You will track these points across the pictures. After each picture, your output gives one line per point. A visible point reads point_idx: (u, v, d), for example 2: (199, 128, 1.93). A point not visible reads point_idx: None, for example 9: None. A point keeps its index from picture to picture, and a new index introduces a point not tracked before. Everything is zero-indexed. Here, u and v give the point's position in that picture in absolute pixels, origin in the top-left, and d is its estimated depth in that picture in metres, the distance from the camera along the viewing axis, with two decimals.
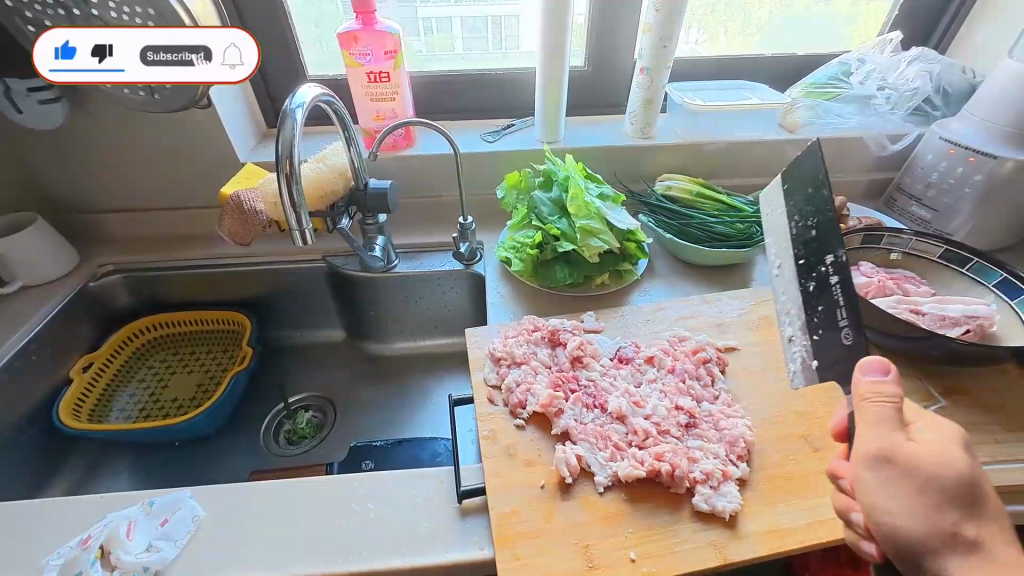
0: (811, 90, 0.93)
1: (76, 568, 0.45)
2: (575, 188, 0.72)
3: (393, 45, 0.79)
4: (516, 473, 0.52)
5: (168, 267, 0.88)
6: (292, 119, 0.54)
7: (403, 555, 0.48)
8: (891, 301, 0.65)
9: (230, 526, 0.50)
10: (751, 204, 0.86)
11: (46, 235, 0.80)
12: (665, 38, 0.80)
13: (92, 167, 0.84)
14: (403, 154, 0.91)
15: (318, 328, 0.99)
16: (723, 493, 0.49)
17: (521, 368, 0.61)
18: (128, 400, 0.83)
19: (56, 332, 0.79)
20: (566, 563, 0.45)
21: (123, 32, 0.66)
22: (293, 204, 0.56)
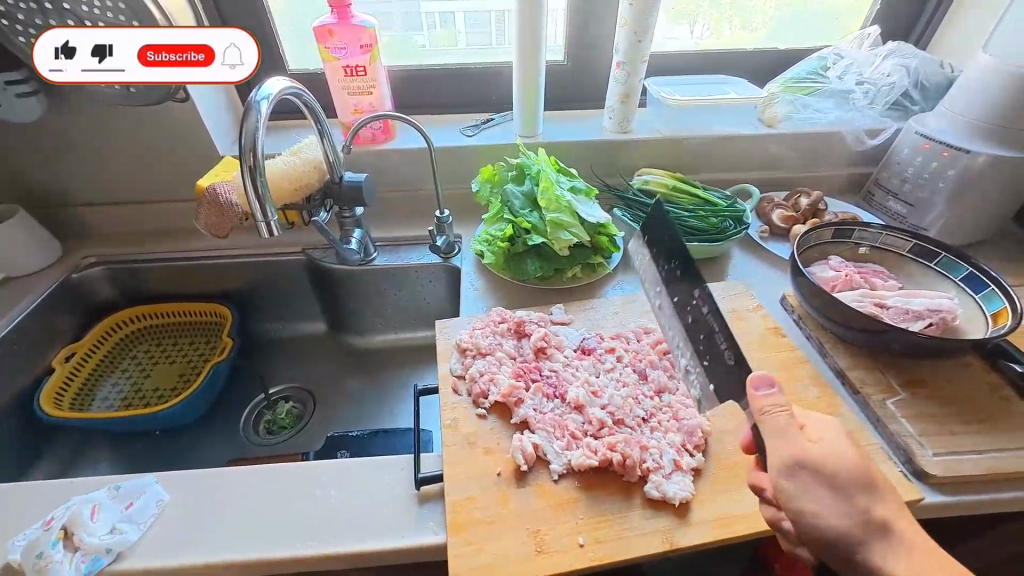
0: (789, 85, 0.93)
1: (38, 549, 0.46)
2: (545, 181, 0.72)
3: (369, 39, 0.79)
4: (475, 460, 0.53)
5: (151, 259, 0.90)
6: (257, 110, 0.55)
7: (360, 539, 0.49)
8: (856, 295, 0.66)
9: (194, 512, 0.51)
10: (727, 198, 0.87)
11: (27, 228, 0.81)
12: (641, 32, 0.80)
13: (73, 161, 0.85)
14: (381, 148, 0.91)
15: (300, 321, 1.00)
16: (674, 480, 0.50)
17: (486, 359, 0.61)
18: (110, 390, 0.84)
19: (38, 323, 0.80)
20: (515, 550, 0.45)
21: (121, 32, 0.69)
22: (258, 197, 0.56)
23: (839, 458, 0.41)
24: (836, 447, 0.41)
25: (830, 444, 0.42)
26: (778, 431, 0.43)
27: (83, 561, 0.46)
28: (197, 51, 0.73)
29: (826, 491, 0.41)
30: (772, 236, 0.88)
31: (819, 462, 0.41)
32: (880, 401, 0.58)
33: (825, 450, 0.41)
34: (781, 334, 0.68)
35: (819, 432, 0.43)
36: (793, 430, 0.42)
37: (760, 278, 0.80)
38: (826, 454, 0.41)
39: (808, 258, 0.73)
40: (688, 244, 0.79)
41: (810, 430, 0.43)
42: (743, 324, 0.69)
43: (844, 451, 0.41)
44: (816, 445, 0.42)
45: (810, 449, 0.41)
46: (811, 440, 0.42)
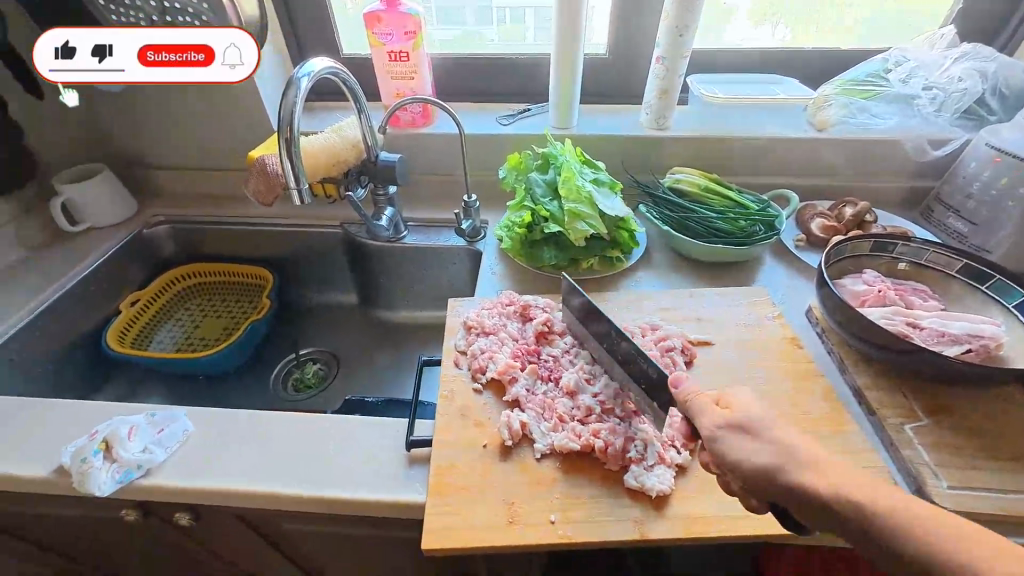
0: (848, 87, 0.87)
1: (83, 454, 0.54)
2: (568, 171, 0.73)
3: (413, 26, 0.83)
4: (464, 431, 0.55)
5: (208, 222, 0.99)
6: (296, 88, 0.60)
7: (351, 488, 0.53)
8: (887, 311, 0.62)
9: (213, 445, 0.57)
10: (761, 202, 0.84)
11: (109, 186, 0.92)
12: (683, 26, 0.78)
13: (152, 129, 0.96)
14: (419, 132, 0.95)
15: (333, 290, 1.06)
16: (654, 473, 0.49)
17: (489, 338, 0.64)
18: (165, 335, 0.94)
19: (111, 270, 0.91)
20: (488, 518, 0.47)
21: (121, 34, 0.74)
22: (290, 167, 0.61)
23: (756, 418, 0.42)
24: (753, 413, 0.42)
25: (748, 408, 0.43)
26: (698, 411, 0.45)
27: (118, 472, 0.53)
28: (197, 51, 0.76)
29: (759, 441, 0.40)
30: (810, 245, 0.83)
31: (737, 425, 0.42)
32: (897, 425, 0.55)
33: (741, 415, 0.43)
34: (798, 345, 0.65)
35: (739, 399, 0.44)
36: (708, 405, 0.44)
37: (788, 288, 0.76)
38: (743, 419, 0.42)
39: (839, 269, 0.69)
40: (712, 245, 0.77)
41: (727, 401, 0.44)
42: (759, 331, 0.66)
43: (760, 414, 0.42)
44: (731, 413, 0.43)
45: (724, 416, 0.43)
46: (728, 409, 0.43)
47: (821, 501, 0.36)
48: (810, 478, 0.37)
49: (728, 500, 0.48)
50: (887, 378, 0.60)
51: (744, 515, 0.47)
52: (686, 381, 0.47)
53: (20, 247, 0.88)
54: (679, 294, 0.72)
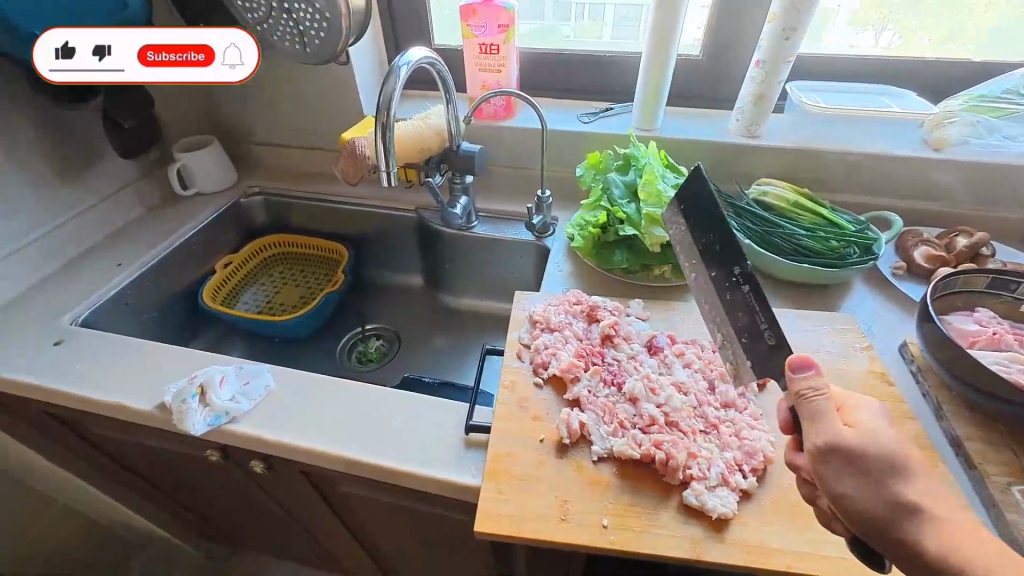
0: (976, 103, 0.78)
1: (183, 395, 0.60)
2: (650, 174, 0.71)
3: (506, 20, 0.84)
4: (523, 423, 0.55)
5: (297, 196, 1.06)
6: (396, 75, 0.63)
7: (410, 462, 0.55)
8: (1001, 357, 0.55)
9: (289, 404, 0.62)
10: (857, 223, 0.77)
11: (217, 157, 1.01)
12: (790, 29, 0.74)
13: (257, 108, 1.04)
14: (499, 125, 0.96)
15: (401, 272, 1.11)
16: (716, 494, 0.48)
17: (553, 334, 0.64)
18: (250, 297, 1.02)
19: (211, 233, 1.00)
20: (540, 512, 0.48)
21: (124, 34, 0.76)
22: (384, 151, 0.64)
23: (885, 450, 0.38)
24: (884, 441, 0.38)
25: (877, 436, 0.38)
26: (818, 417, 0.40)
27: (209, 416, 0.59)
28: (197, 51, 0.83)
29: (864, 484, 0.38)
30: (909, 275, 0.76)
31: (865, 453, 0.38)
32: (1003, 484, 0.49)
33: (869, 439, 0.38)
34: (888, 381, 0.59)
35: (868, 422, 0.39)
36: (833, 417, 0.39)
37: (881, 319, 0.70)
38: (873, 445, 0.38)
39: (944, 305, 0.63)
40: (798, 264, 0.73)
41: (853, 418, 0.40)
42: (843, 361, 0.62)
43: (889, 444, 0.38)
44: (858, 433, 0.38)
45: (851, 436, 0.38)
46: (855, 428, 0.39)
47: (933, 561, 0.36)
48: (932, 534, 0.36)
49: (796, 534, 0.45)
50: (994, 431, 0.53)
51: (812, 554, 0.44)
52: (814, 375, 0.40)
53: (140, 205, 0.99)
54: None
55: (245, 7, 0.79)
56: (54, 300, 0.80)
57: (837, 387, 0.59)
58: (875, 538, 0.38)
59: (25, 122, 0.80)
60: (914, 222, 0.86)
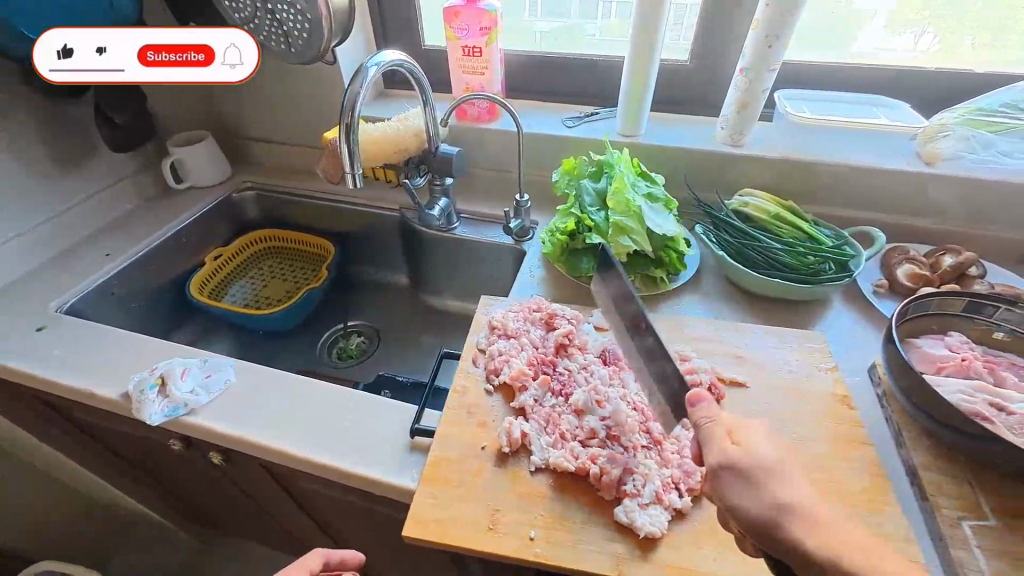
0: (973, 116, 0.75)
1: (145, 385, 0.62)
2: (619, 182, 0.70)
3: (489, 23, 0.84)
4: (468, 429, 0.55)
5: (287, 192, 1.08)
6: (363, 75, 0.64)
7: (354, 462, 0.56)
8: (967, 386, 0.53)
9: (247, 398, 0.63)
10: (837, 238, 0.75)
11: (210, 152, 1.04)
12: (773, 36, 0.72)
13: (252, 105, 1.07)
14: (483, 127, 0.96)
15: (387, 270, 1.12)
16: (647, 512, 0.47)
17: (509, 341, 0.63)
18: (238, 290, 1.04)
19: (202, 226, 1.03)
20: (470, 519, 0.48)
21: (123, 36, 0.79)
22: (347, 152, 0.65)
23: (762, 463, 0.40)
24: (764, 456, 0.41)
25: (759, 452, 0.41)
26: (705, 438, 0.43)
27: (167, 406, 0.61)
28: (197, 51, 0.85)
29: (749, 490, 0.40)
30: (891, 293, 0.73)
31: (742, 466, 0.41)
32: (953, 518, 0.47)
33: (751, 455, 0.41)
34: (850, 405, 0.57)
35: (752, 439, 0.42)
36: (719, 437, 0.42)
37: (854, 338, 0.68)
38: (752, 459, 0.41)
39: (916, 327, 0.60)
40: (770, 279, 0.71)
41: (741, 437, 0.42)
42: (805, 381, 0.60)
43: (769, 459, 0.41)
44: (742, 450, 0.41)
45: (733, 452, 0.41)
46: (740, 446, 0.41)
47: (813, 562, 0.38)
48: (809, 533, 0.38)
49: (724, 559, 0.44)
50: (953, 462, 0.51)
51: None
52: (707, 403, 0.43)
53: (136, 197, 1.02)
54: (722, 326, 0.67)
55: (232, 7, 0.81)
56: (44, 287, 0.84)
57: (794, 407, 0.57)
58: (767, 546, 0.39)
59: (24, 116, 0.83)
60: (904, 238, 0.83)
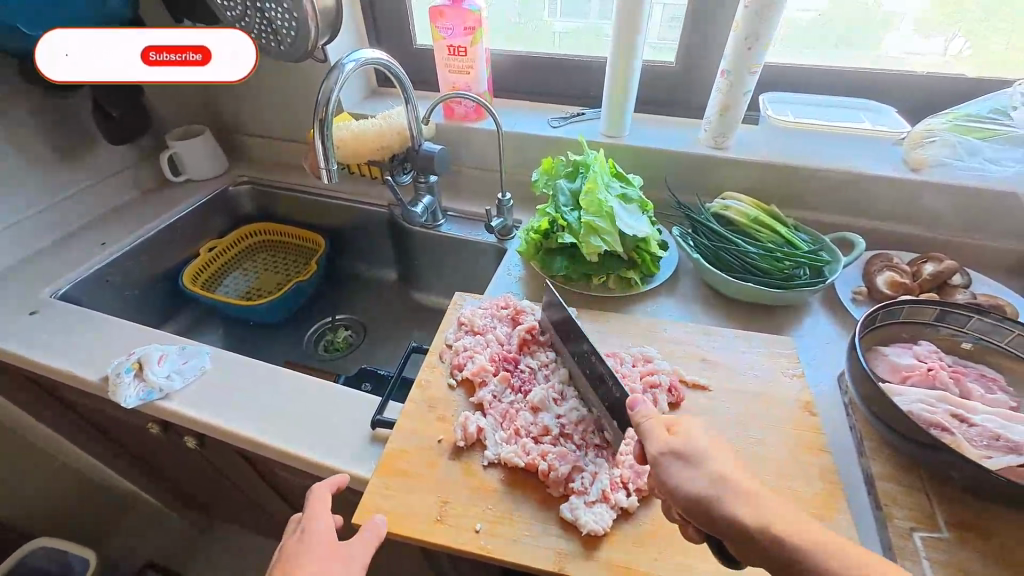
0: (960, 122, 0.73)
1: (123, 370, 0.65)
2: (592, 182, 0.70)
3: (473, 22, 0.85)
4: (425, 422, 0.56)
5: (280, 187, 1.11)
6: (339, 72, 0.66)
7: (316, 451, 0.57)
8: (929, 396, 0.52)
9: (219, 385, 0.65)
10: (815, 243, 0.74)
11: (206, 146, 1.07)
12: (752, 38, 0.71)
13: (247, 101, 1.09)
14: (469, 126, 0.97)
15: (376, 266, 1.14)
16: (592, 510, 0.47)
17: (475, 337, 0.64)
18: (230, 282, 1.07)
19: (197, 219, 1.05)
20: (419, 510, 0.49)
21: (124, 37, 0.82)
22: (322, 147, 0.67)
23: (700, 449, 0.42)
24: (700, 443, 0.42)
25: (696, 440, 0.42)
26: (645, 434, 0.44)
27: (142, 391, 0.63)
28: (196, 51, 0.86)
29: (719, 474, 0.39)
30: (869, 300, 0.72)
31: (684, 454, 0.42)
32: (904, 529, 0.46)
33: (691, 445, 0.42)
34: (812, 412, 0.57)
35: (690, 430, 0.44)
36: (657, 430, 0.44)
37: (827, 346, 0.67)
38: (693, 448, 0.42)
39: (886, 336, 0.59)
40: (743, 283, 0.70)
41: (679, 428, 0.44)
42: (768, 386, 0.59)
43: (706, 447, 0.42)
44: (682, 440, 0.42)
45: (672, 441, 0.42)
46: (678, 435, 0.43)
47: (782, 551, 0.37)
48: (771, 519, 0.37)
49: (665, 559, 0.44)
50: (911, 473, 0.50)
51: None
52: None
53: (134, 188, 1.06)
54: (691, 328, 0.67)
55: (224, 6, 0.83)
56: (40, 273, 0.87)
57: (754, 412, 0.57)
58: (739, 543, 0.38)
59: (23, 108, 0.87)
60: (889, 245, 0.81)
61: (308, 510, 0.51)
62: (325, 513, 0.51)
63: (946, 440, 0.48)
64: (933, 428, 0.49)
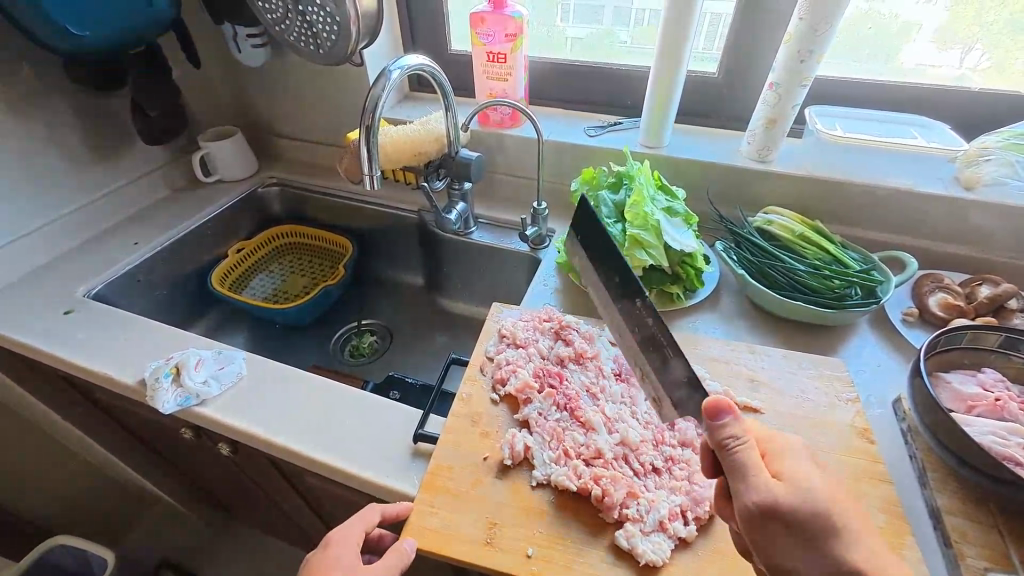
0: (1015, 141, 0.71)
1: (160, 374, 0.64)
2: (638, 194, 0.70)
3: (514, 29, 0.84)
4: (470, 438, 0.54)
5: (310, 190, 1.10)
6: (386, 78, 0.65)
7: (358, 464, 0.56)
8: (1000, 427, 0.50)
9: (257, 392, 0.64)
10: (865, 262, 0.72)
11: (238, 147, 1.06)
12: (805, 50, 0.70)
13: (280, 104, 1.09)
14: (504, 132, 0.96)
15: (402, 271, 1.13)
16: (649, 538, 0.46)
17: (517, 350, 0.63)
18: (257, 283, 1.06)
19: (226, 219, 1.05)
20: (465, 530, 0.47)
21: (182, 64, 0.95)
22: (367, 153, 0.67)
23: (814, 497, 0.39)
24: (810, 487, 0.39)
25: (806, 483, 0.40)
26: (743, 473, 0.40)
27: (180, 396, 0.63)
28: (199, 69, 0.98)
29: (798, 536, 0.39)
30: (921, 322, 0.69)
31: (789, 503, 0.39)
32: (978, 569, 0.44)
33: (797, 489, 0.39)
34: (872, 439, 0.54)
35: (791, 471, 0.40)
36: (761, 469, 0.40)
37: (879, 370, 0.65)
38: (803, 494, 0.39)
39: (946, 361, 0.57)
40: (793, 301, 0.68)
41: (778, 466, 0.41)
42: (825, 410, 0.57)
43: (816, 491, 0.39)
44: (789, 487, 0.39)
45: (782, 490, 0.39)
46: (783, 479, 0.40)
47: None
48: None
49: None
50: (981, 508, 0.48)
51: None
52: (731, 421, 0.40)
53: (165, 188, 1.06)
54: (739, 347, 0.65)
55: (265, 8, 0.84)
56: (74, 272, 0.87)
57: (811, 438, 0.55)
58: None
59: (65, 108, 0.87)
60: (938, 265, 0.79)
61: (355, 520, 0.52)
62: (362, 529, 0.51)
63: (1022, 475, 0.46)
64: (1007, 462, 0.47)
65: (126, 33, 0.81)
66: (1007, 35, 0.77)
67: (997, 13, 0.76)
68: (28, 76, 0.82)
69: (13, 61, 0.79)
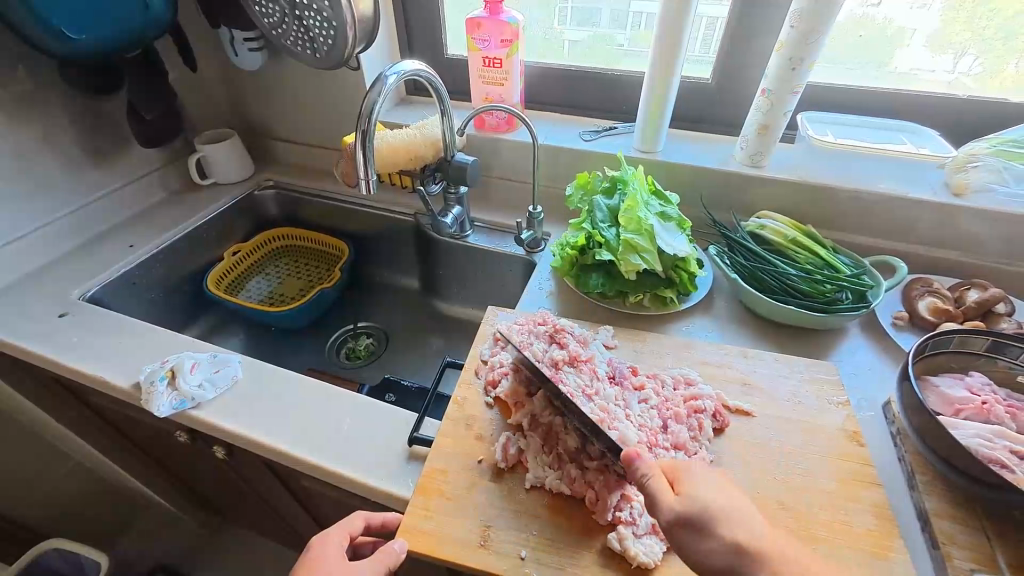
0: (1004, 148, 0.72)
1: (155, 377, 0.64)
2: (632, 200, 0.70)
3: (510, 35, 0.85)
4: (464, 442, 0.55)
5: (306, 193, 1.10)
6: (382, 84, 0.66)
7: (352, 467, 0.56)
8: (986, 431, 0.51)
9: (252, 395, 0.65)
10: (855, 267, 0.73)
11: (234, 150, 1.06)
12: (797, 58, 0.70)
13: (277, 107, 1.10)
14: (500, 136, 0.97)
15: (398, 274, 1.13)
16: (642, 542, 0.46)
17: (512, 354, 0.63)
18: (253, 286, 1.06)
19: (222, 222, 1.05)
20: (459, 534, 0.47)
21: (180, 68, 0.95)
22: (362, 157, 0.67)
23: (705, 507, 0.42)
24: (704, 498, 0.42)
25: (697, 494, 0.42)
26: (653, 496, 0.43)
27: (175, 400, 0.63)
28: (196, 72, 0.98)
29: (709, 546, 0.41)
30: (910, 326, 0.70)
31: (690, 513, 0.41)
32: (965, 571, 0.45)
33: (695, 500, 0.42)
34: (861, 443, 0.55)
35: (690, 487, 0.43)
36: (664, 488, 0.43)
37: (869, 373, 0.66)
38: (694, 505, 0.42)
39: (935, 365, 0.58)
40: (785, 306, 0.69)
41: (681, 485, 0.43)
42: (816, 414, 0.58)
43: (709, 499, 0.42)
44: (686, 500, 0.42)
45: (678, 504, 0.42)
46: (681, 494, 0.42)
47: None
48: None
49: None
50: (968, 511, 0.49)
51: None
52: (638, 461, 0.44)
53: (160, 190, 1.06)
54: (732, 350, 0.66)
55: (262, 13, 0.85)
56: (69, 275, 0.87)
57: (802, 441, 0.55)
58: None
59: (60, 110, 0.87)
60: (928, 270, 0.80)
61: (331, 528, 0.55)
62: (343, 534, 0.55)
63: (1007, 477, 0.47)
64: (993, 465, 0.48)
65: (128, 37, 0.81)
66: (998, 42, 0.78)
67: (988, 19, 0.77)
68: (23, 78, 0.81)
69: (9, 63, 0.80)
